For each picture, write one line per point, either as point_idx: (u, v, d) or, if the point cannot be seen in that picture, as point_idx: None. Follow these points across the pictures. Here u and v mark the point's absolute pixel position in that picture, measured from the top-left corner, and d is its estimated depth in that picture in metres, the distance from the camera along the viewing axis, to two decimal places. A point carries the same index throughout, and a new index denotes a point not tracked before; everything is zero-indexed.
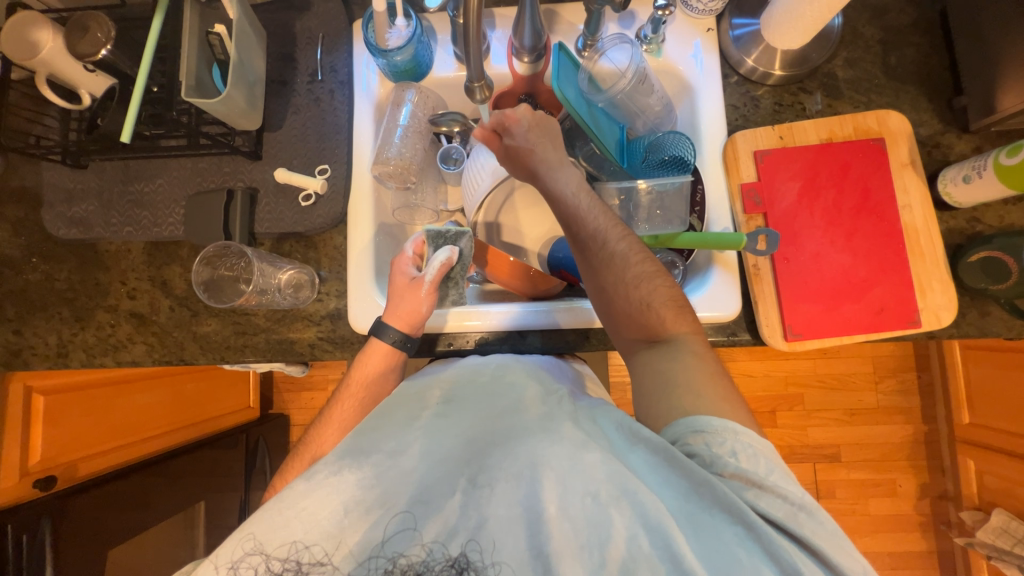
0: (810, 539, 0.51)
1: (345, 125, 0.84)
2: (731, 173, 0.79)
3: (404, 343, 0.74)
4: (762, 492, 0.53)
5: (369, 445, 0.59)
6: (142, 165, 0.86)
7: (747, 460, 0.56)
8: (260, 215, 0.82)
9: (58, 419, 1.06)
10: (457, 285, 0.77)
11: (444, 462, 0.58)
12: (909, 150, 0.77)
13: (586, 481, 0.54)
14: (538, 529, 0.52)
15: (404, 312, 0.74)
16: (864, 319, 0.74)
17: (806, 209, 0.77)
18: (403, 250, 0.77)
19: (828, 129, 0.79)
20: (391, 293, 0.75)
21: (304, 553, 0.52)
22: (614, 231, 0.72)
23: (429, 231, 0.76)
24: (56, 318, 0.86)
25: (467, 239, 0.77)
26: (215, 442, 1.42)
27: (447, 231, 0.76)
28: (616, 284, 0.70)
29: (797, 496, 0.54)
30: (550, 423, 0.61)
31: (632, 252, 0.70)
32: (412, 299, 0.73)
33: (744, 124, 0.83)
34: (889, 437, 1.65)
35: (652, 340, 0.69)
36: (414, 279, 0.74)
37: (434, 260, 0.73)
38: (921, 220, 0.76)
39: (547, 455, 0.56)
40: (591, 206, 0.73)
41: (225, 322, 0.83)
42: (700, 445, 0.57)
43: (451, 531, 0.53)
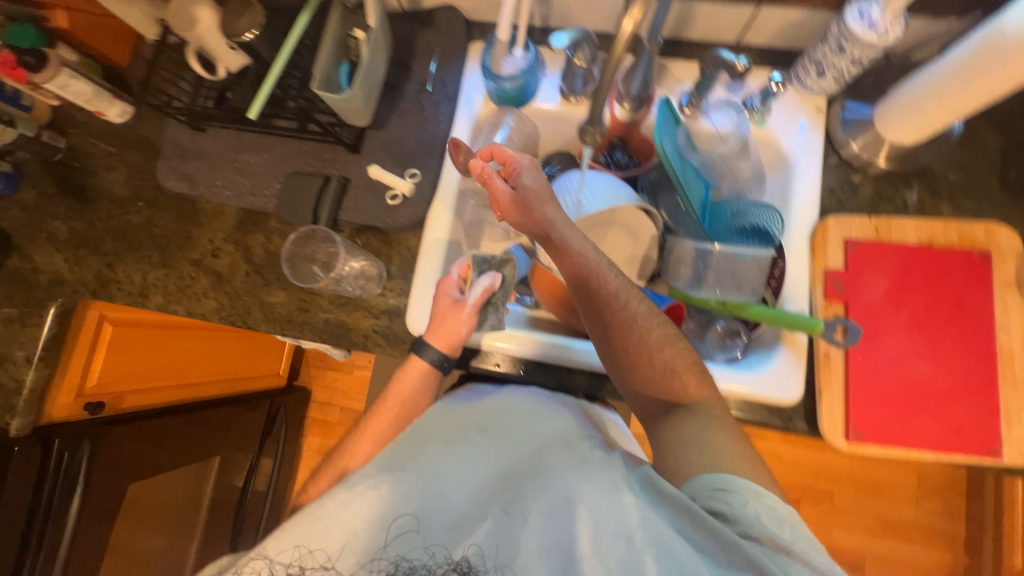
0: None
1: (442, 136, 0.88)
2: (816, 255, 0.77)
3: (442, 364, 0.74)
4: (787, 554, 0.52)
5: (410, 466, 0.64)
6: (254, 138, 0.93)
7: (775, 522, 0.54)
8: (347, 204, 0.87)
9: (117, 353, 1.10)
10: (496, 311, 0.77)
11: (483, 488, 0.64)
12: (1016, 269, 0.73)
13: (617, 524, 0.58)
14: (571, 565, 0.57)
15: (445, 334, 0.74)
16: (937, 437, 0.69)
17: (892, 308, 0.73)
18: (449, 272, 0.78)
19: (929, 230, 0.76)
20: (433, 313, 0.75)
21: (310, 559, 0.56)
22: (631, 292, 0.68)
23: (475, 256, 0.77)
24: (146, 260, 0.92)
25: (511, 267, 0.79)
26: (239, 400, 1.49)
27: (493, 257, 0.78)
28: (637, 347, 0.67)
29: (815, 555, 0.53)
30: (582, 461, 0.65)
31: (649, 317, 0.68)
32: (453, 321, 0.73)
33: (838, 208, 0.81)
34: (922, 562, 1.51)
35: None
36: (457, 301, 0.75)
37: (477, 285, 0.75)
38: (1019, 345, 0.71)
39: (579, 494, 0.61)
40: (607, 267, 0.68)
41: (292, 296, 0.87)
42: (717, 498, 0.56)
43: (483, 554, 0.59)
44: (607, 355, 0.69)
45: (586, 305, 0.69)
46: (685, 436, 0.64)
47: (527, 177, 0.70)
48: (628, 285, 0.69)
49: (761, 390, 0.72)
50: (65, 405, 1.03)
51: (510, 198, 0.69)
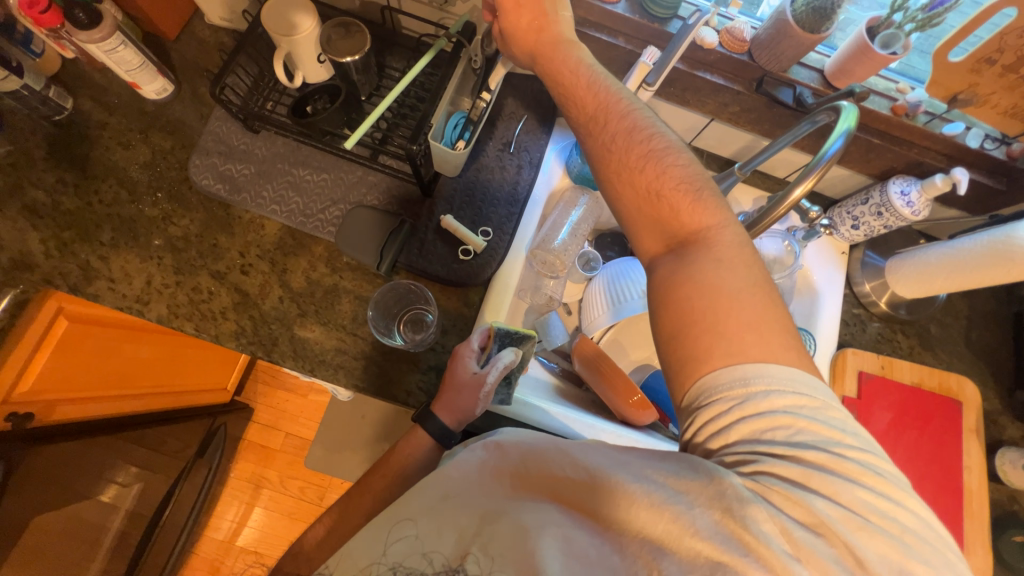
0: (845, 513, 0.41)
1: (520, 200, 0.88)
2: (836, 381, 0.87)
3: (445, 438, 0.69)
4: (788, 459, 0.44)
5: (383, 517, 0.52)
6: (315, 155, 0.86)
7: (763, 426, 0.45)
8: (409, 248, 0.82)
9: (63, 354, 0.90)
10: (508, 386, 0.75)
11: (448, 524, 0.48)
12: (977, 419, 0.88)
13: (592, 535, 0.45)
14: None
15: (454, 406, 0.70)
16: None
17: (890, 438, 0.85)
18: (468, 339, 0.73)
19: (919, 374, 0.90)
20: (449, 383, 0.70)
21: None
22: (619, 104, 0.63)
23: (498, 329, 0.72)
24: (153, 261, 0.79)
25: (531, 343, 0.74)
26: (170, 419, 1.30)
27: (515, 332, 0.73)
28: (637, 126, 0.61)
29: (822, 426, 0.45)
30: (552, 458, 0.50)
31: (642, 125, 0.61)
32: (470, 397, 0.69)
33: (850, 341, 0.93)
34: None
35: None
36: (474, 375, 0.69)
37: (496, 362, 0.69)
38: (977, 485, 0.85)
39: (542, 522, 0.46)
40: (597, 77, 0.65)
41: (330, 334, 0.80)
42: (707, 416, 0.47)
43: None
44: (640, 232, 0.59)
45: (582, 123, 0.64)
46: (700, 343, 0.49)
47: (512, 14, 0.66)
48: (620, 91, 0.64)
49: None
50: None
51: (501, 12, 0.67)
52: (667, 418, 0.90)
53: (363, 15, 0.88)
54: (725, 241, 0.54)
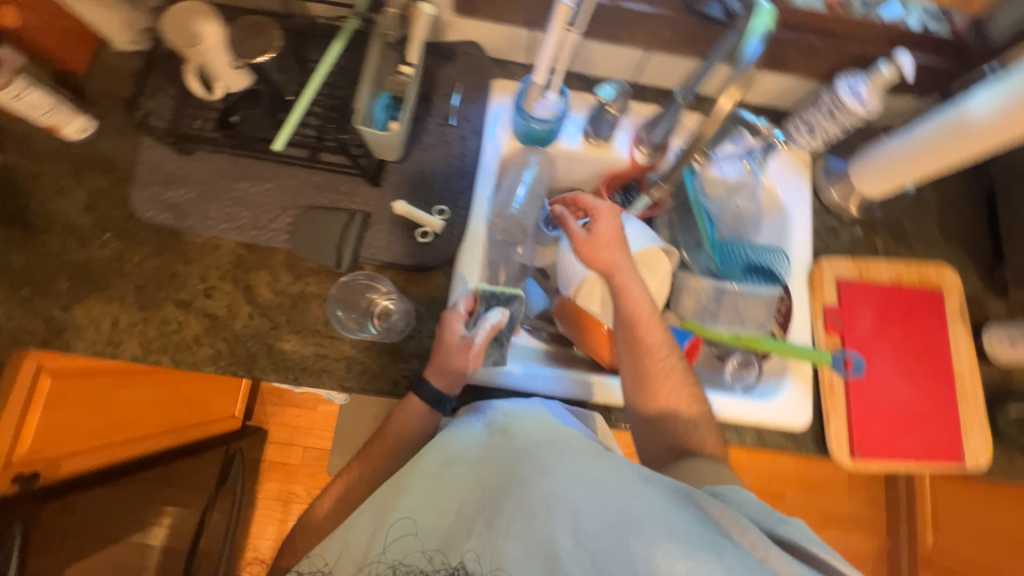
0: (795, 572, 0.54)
1: (470, 173, 0.86)
2: (815, 293, 0.87)
3: (437, 403, 0.72)
4: (752, 526, 0.58)
5: (399, 490, 0.63)
6: (255, 165, 0.84)
7: (729, 508, 0.59)
8: (369, 241, 0.82)
9: (55, 408, 0.91)
10: (501, 346, 0.75)
11: (465, 501, 0.60)
12: (959, 304, 0.89)
13: (593, 516, 0.55)
14: (555, 565, 0.52)
15: (448, 373, 0.72)
16: (918, 449, 0.81)
17: (878, 338, 0.85)
18: (456, 304, 0.73)
19: (898, 271, 0.90)
20: (438, 350, 0.72)
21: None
22: (648, 317, 0.78)
23: (483, 290, 0.72)
24: (117, 302, 0.79)
25: (519, 303, 0.74)
26: (193, 453, 1.33)
27: (501, 293, 0.73)
28: (648, 368, 0.76)
29: (782, 537, 0.60)
30: (561, 449, 0.61)
31: (659, 344, 0.77)
32: (460, 361, 0.71)
33: (825, 250, 0.92)
34: (853, 544, 1.82)
35: (676, 454, 0.75)
36: (463, 339, 0.71)
37: (485, 323, 0.70)
38: (967, 367, 0.86)
39: (557, 496, 0.56)
40: (623, 267, 0.79)
41: (307, 341, 0.79)
42: (685, 494, 0.61)
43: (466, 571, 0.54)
44: (628, 369, 0.78)
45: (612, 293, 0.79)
46: (685, 467, 0.72)
47: (604, 223, 0.80)
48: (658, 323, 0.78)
49: (777, 417, 0.81)
50: None
51: (583, 238, 0.80)
52: None
53: (272, 10, 0.84)
54: (683, 396, 0.76)
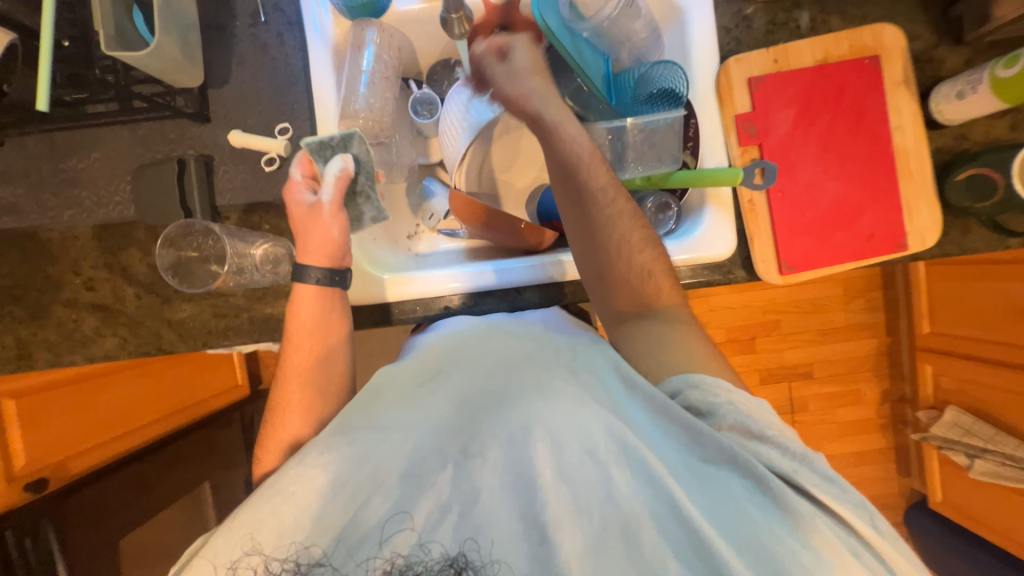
0: (815, 493, 0.49)
1: (302, 76, 0.74)
2: (725, 105, 0.75)
3: (331, 278, 0.67)
4: (768, 441, 0.52)
5: (361, 422, 0.56)
6: (71, 137, 0.75)
7: (746, 413, 0.54)
8: (220, 185, 0.74)
9: (35, 424, 0.97)
10: (370, 200, 0.69)
11: (438, 431, 0.54)
12: (903, 68, 0.75)
13: (578, 436, 0.50)
14: (532, 496, 0.49)
15: (316, 245, 0.66)
16: (853, 247, 0.75)
17: (800, 137, 0.74)
18: (291, 175, 0.69)
19: (824, 48, 0.75)
20: (296, 228, 0.68)
21: (304, 554, 0.49)
22: (595, 163, 0.67)
23: (308, 146, 0.66)
24: (8, 318, 0.77)
25: (356, 142, 0.67)
26: (209, 423, 1.40)
27: (329, 139, 0.67)
28: (602, 221, 0.66)
29: (797, 447, 0.53)
30: (550, 365, 0.58)
31: (609, 189, 0.67)
32: (319, 226, 0.66)
33: (737, 48, 0.77)
34: (856, 350, 1.85)
35: (640, 310, 0.66)
36: (312, 204, 0.67)
37: (327, 175, 0.65)
38: (912, 141, 0.75)
39: (541, 415, 0.52)
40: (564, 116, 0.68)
41: (201, 305, 0.77)
42: (694, 398, 0.55)
43: (444, 508, 0.50)
44: (584, 261, 0.68)
45: (552, 158, 0.68)
46: (652, 339, 0.63)
47: (518, 53, 0.71)
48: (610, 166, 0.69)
49: (698, 252, 0.74)
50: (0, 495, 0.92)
51: (500, 76, 0.70)
52: None
53: None
54: (657, 267, 0.67)
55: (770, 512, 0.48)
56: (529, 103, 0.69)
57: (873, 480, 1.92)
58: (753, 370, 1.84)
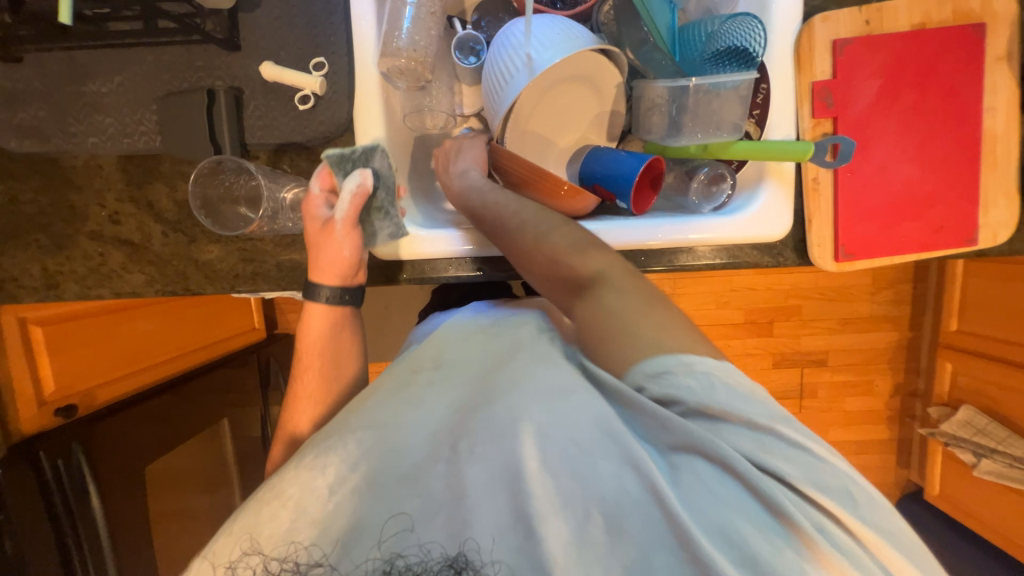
0: (813, 492, 0.44)
1: (341, 4, 0.68)
2: (802, 69, 0.68)
3: (342, 297, 0.69)
4: (768, 434, 0.47)
5: (356, 420, 0.51)
6: (93, 57, 0.70)
7: (741, 400, 0.48)
8: (250, 122, 0.70)
9: (63, 351, 1.00)
10: (388, 216, 0.69)
11: (422, 429, 0.49)
12: (1009, 40, 0.67)
13: (558, 427, 0.47)
14: (518, 490, 0.45)
15: (329, 265, 0.67)
16: (920, 238, 0.70)
17: (882, 113, 0.67)
18: (311, 188, 0.68)
19: (924, 11, 0.67)
20: (310, 242, 0.68)
21: (303, 552, 0.44)
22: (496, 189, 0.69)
23: (330, 158, 0.66)
24: (34, 246, 0.76)
25: (378, 157, 0.68)
26: (228, 362, 1.41)
27: (353, 153, 0.67)
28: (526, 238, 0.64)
29: (795, 437, 0.47)
30: (543, 355, 0.54)
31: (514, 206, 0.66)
32: (332, 245, 0.66)
33: (824, 4, 0.69)
34: (876, 342, 1.82)
35: (578, 293, 0.59)
36: (326, 221, 0.67)
37: (344, 191, 0.65)
38: (1003, 126, 0.68)
39: (528, 407, 0.48)
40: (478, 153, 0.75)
41: (229, 248, 0.75)
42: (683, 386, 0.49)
43: (433, 507, 0.45)
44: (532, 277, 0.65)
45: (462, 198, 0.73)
46: (613, 317, 0.54)
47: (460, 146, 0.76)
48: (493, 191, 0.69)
49: (745, 232, 0.70)
50: (35, 418, 0.96)
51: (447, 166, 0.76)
52: (614, 197, 0.75)
53: None
54: (599, 264, 0.59)
55: (773, 520, 0.43)
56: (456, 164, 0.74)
57: (872, 468, 1.94)
58: (768, 354, 1.82)
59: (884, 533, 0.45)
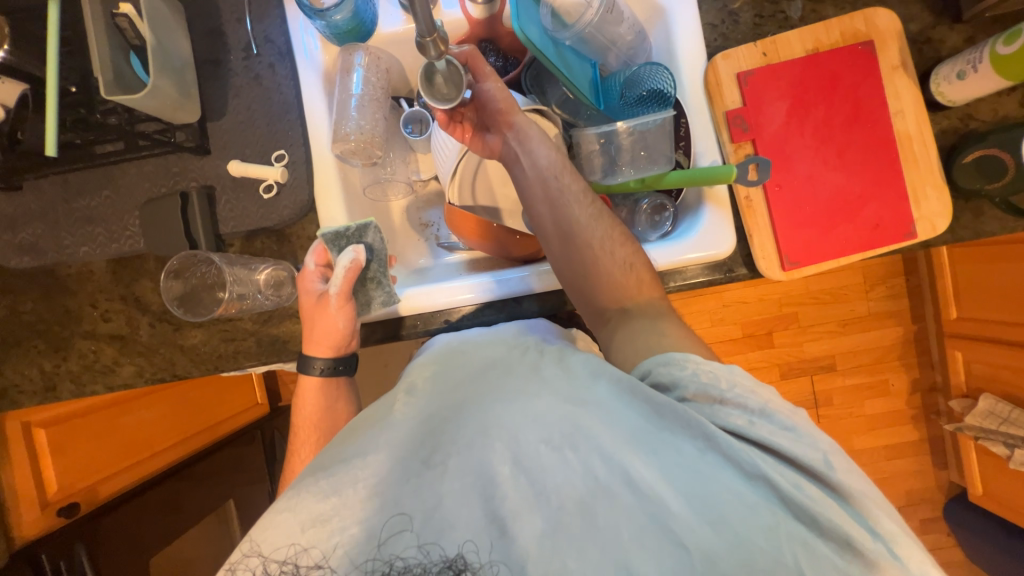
0: (803, 460, 0.44)
1: (295, 103, 0.77)
2: (714, 101, 0.74)
3: (334, 367, 0.73)
4: (768, 417, 0.46)
5: (332, 458, 0.47)
6: (84, 178, 0.78)
7: (708, 378, 0.49)
8: (223, 214, 0.77)
9: (66, 451, 1.03)
10: (381, 285, 0.75)
11: (396, 446, 0.46)
12: (899, 50, 0.72)
13: (536, 425, 0.45)
14: (492, 493, 0.43)
15: (323, 337, 0.72)
16: (859, 238, 0.72)
17: (796, 129, 0.73)
18: (307, 264, 0.74)
19: (814, 38, 0.73)
20: (305, 316, 0.73)
21: (304, 554, 0.41)
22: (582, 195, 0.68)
23: (325, 237, 0.73)
24: (34, 352, 0.81)
25: (373, 231, 0.74)
26: (231, 442, 1.42)
27: (349, 229, 0.73)
28: (594, 248, 0.66)
29: (759, 403, 0.47)
30: (512, 364, 0.53)
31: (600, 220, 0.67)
32: (325, 317, 0.71)
33: (724, 44, 0.76)
34: (880, 340, 1.79)
35: (622, 305, 0.64)
36: (321, 295, 0.72)
37: (339, 265, 0.70)
38: (914, 125, 0.72)
39: (500, 416, 0.46)
40: (564, 168, 0.69)
41: (211, 331, 0.80)
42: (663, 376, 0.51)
43: (405, 517, 0.42)
44: (565, 273, 0.68)
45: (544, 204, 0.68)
46: (638, 329, 0.60)
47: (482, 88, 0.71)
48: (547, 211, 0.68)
49: (697, 253, 0.72)
50: (37, 520, 0.96)
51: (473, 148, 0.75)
52: None
53: None
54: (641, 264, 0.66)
55: (764, 492, 0.43)
56: (515, 116, 0.71)
57: (908, 473, 1.84)
58: (773, 366, 1.79)
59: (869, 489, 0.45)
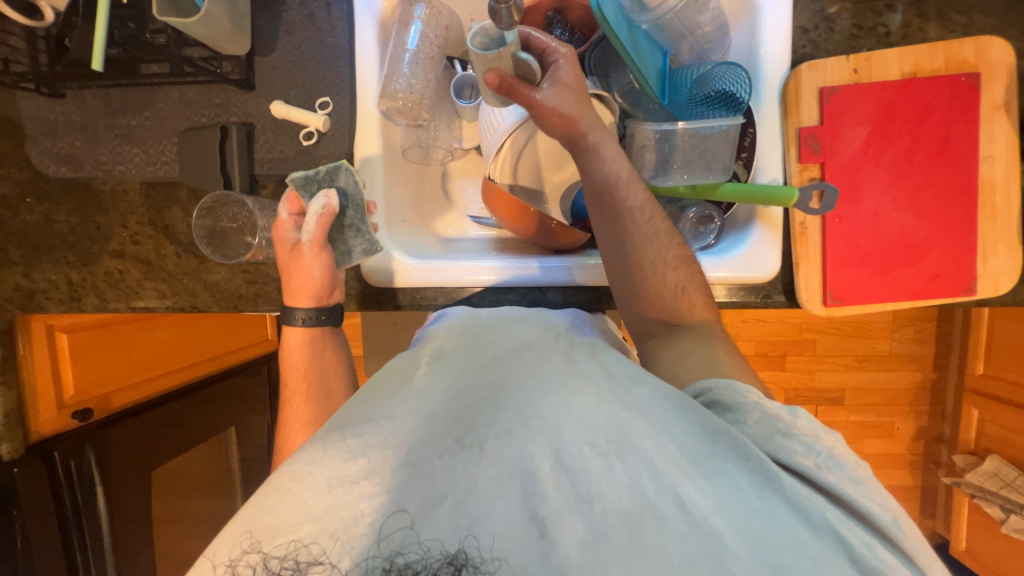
0: (860, 507, 0.42)
1: (347, 50, 0.74)
2: (789, 115, 0.69)
3: (318, 317, 0.73)
4: (835, 462, 0.45)
5: (359, 417, 0.46)
6: (126, 95, 0.77)
7: (774, 411, 0.48)
8: (260, 155, 0.75)
9: (85, 360, 1.04)
10: (359, 232, 0.70)
11: (432, 421, 0.45)
12: (1006, 88, 0.66)
13: (580, 425, 0.44)
14: (531, 488, 0.41)
15: (304, 286, 0.70)
16: (913, 285, 0.68)
17: (871, 159, 0.68)
18: (280, 213, 0.71)
19: (913, 60, 0.67)
20: (282, 267, 0.71)
21: (304, 550, 0.38)
22: (649, 210, 0.65)
23: (294, 182, 0.69)
24: (62, 262, 0.82)
25: (343, 173, 0.68)
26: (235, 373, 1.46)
27: (319, 172, 0.69)
28: (651, 267, 0.65)
29: (825, 448, 0.46)
30: (554, 359, 0.53)
31: (663, 238, 0.65)
32: (303, 265, 0.69)
33: (812, 52, 0.70)
34: (897, 382, 1.74)
35: (670, 323, 0.64)
36: (296, 243, 0.69)
37: (310, 211, 0.66)
38: (1002, 174, 0.66)
39: (541, 406, 0.45)
40: (635, 181, 0.65)
41: (234, 270, 0.79)
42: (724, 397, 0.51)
43: (438, 497, 0.40)
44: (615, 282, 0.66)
45: (604, 218, 0.66)
46: (685, 349, 0.60)
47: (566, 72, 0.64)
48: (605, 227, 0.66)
49: (738, 272, 0.69)
50: (53, 421, 0.99)
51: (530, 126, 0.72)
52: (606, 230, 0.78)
53: None
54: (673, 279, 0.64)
55: (831, 547, 0.40)
56: (582, 125, 0.63)
57: None
58: (780, 389, 1.76)
59: (924, 554, 0.43)
